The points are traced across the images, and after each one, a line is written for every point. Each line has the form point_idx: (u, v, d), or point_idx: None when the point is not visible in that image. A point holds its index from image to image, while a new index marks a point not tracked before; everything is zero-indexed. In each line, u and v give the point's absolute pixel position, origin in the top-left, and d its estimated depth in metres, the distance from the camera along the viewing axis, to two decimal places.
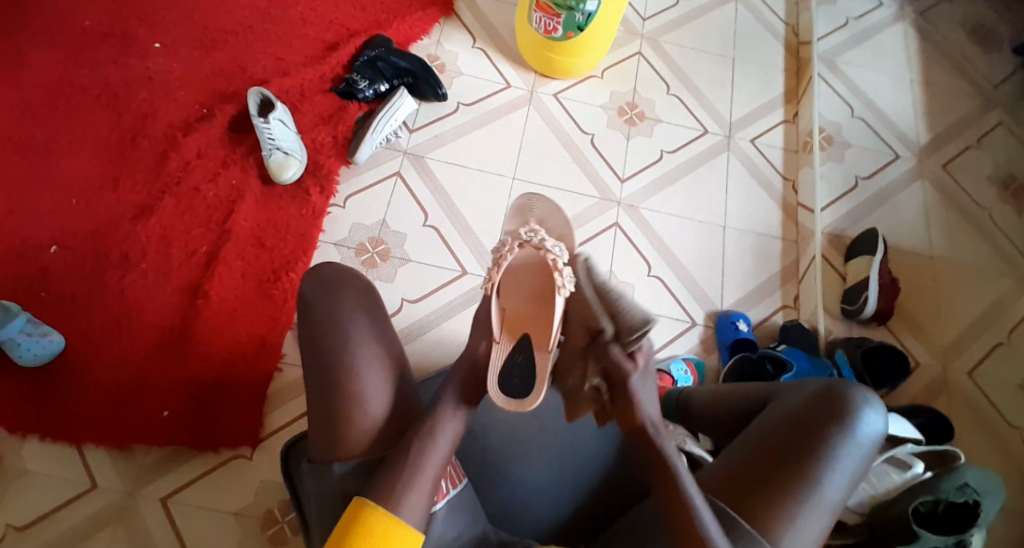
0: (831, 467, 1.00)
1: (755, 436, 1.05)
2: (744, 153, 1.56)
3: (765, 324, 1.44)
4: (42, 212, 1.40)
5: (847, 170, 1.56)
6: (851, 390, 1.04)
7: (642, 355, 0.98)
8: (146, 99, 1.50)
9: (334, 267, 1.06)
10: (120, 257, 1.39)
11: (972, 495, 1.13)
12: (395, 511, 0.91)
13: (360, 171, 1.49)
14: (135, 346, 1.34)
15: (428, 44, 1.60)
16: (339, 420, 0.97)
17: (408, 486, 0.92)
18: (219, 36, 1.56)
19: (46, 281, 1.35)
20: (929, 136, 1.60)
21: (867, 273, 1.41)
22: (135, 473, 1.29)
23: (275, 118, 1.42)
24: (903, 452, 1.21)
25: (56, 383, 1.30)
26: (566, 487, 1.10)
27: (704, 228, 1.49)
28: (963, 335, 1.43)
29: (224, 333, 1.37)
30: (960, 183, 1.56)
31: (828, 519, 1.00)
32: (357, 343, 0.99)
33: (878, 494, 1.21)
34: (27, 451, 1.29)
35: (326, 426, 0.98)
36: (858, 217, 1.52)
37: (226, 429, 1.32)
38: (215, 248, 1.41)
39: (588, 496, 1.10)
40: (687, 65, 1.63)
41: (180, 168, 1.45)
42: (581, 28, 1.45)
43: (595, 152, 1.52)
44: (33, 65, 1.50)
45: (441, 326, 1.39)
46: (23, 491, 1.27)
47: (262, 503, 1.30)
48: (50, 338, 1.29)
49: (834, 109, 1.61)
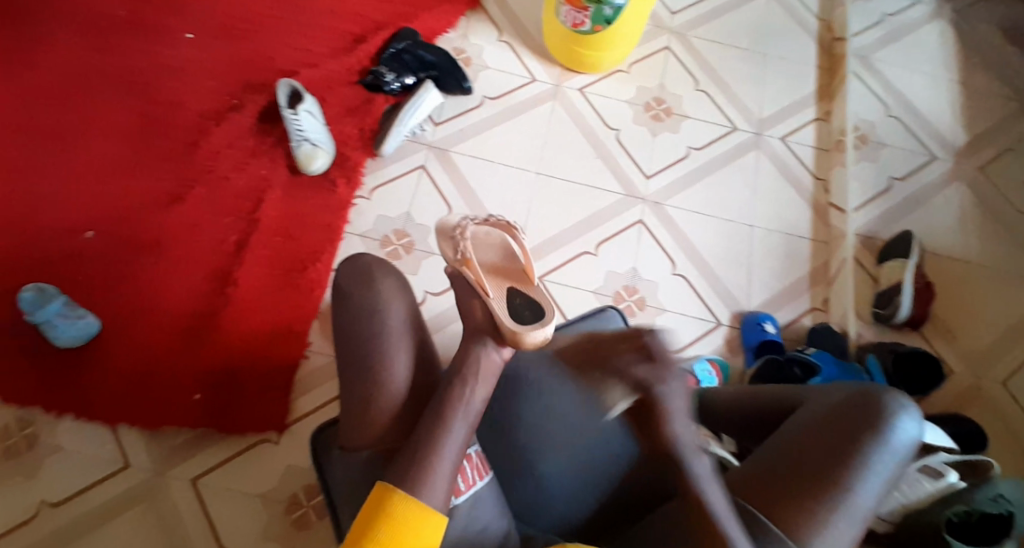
0: (864, 473, 0.98)
1: (783, 442, 1.03)
2: (773, 151, 1.53)
3: (792, 326, 1.41)
4: (79, 199, 1.44)
5: (881, 171, 1.52)
6: (885, 395, 1.02)
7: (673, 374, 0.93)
8: (179, 90, 1.53)
9: (369, 257, 1.07)
10: (153, 244, 1.42)
11: (1005, 507, 1.10)
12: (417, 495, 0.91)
13: (386, 163, 1.50)
14: (169, 331, 1.38)
15: (454, 37, 1.60)
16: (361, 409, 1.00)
17: (421, 479, 0.92)
18: (250, 28, 1.59)
19: (82, 266, 1.40)
20: (966, 137, 1.55)
21: (902, 277, 1.38)
22: (166, 454, 1.33)
23: (304, 110, 1.43)
24: (936, 461, 1.17)
25: (91, 365, 1.35)
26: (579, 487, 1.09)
27: (730, 227, 1.47)
28: (996, 343, 1.39)
29: (255, 322, 1.40)
30: (999, 186, 1.51)
31: (860, 527, 0.99)
32: (384, 334, 1.01)
33: (909, 503, 1.19)
34: (62, 430, 1.33)
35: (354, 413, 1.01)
36: (890, 219, 1.48)
37: (255, 415, 1.35)
38: (245, 237, 1.44)
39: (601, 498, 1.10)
40: (716, 61, 1.60)
41: (212, 158, 1.49)
42: (609, 22, 1.44)
43: (620, 148, 1.51)
44: (72, 55, 1.54)
45: (463, 319, 1.41)
46: (58, 469, 1.31)
47: (286, 487, 1.33)
48: (85, 320, 1.33)
49: (867, 107, 1.57)
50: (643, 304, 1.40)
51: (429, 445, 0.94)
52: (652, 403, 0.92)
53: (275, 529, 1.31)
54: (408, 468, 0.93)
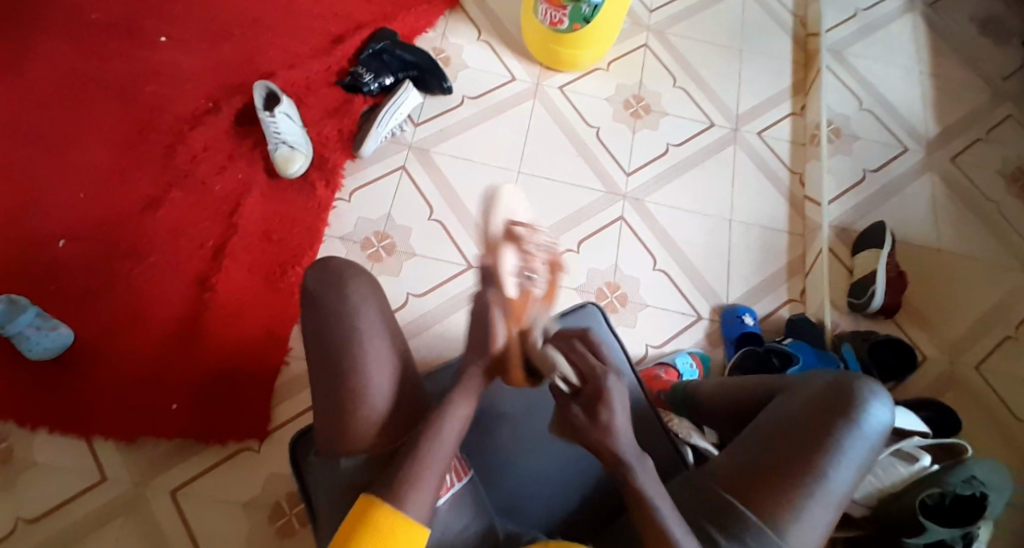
0: (837, 459, 1.00)
1: (758, 433, 1.05)
2: (751, 146, 1.55)
3: (771, 318, 1.43)
4: (50, 205, 1.40)
5: (856, 163, 1.55)
6: (857, 383, 1.04)
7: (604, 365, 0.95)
8: (153, 92, 1.50)
9: (342, 261, 1.07)
10: (128, 250, 1.39)
11: (978, 488, 1.14)
12: (402, 508, 0.89)
13: (365, 165, 1.49)
14: (144, 338, 1.35)
15: (433, 36, 1.60)
16: (345, 415, 0.98)
17: (413, 482, 0.90)
18: (225, 28, 1.56)
19: (54, 274, 1.36)
20: (937, 129, 1.59)
21: (875, 267, 1.41)
22: (145, 465, 1.31)
23: (281, 112, 1.42)
24: (909, 446, 1.19)
25: (66, 376, 1.32)
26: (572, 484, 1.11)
27: (710, 222, 1.48)
28: (970, 329, 1.42)
29: (231, 328, 1.37)
30: (969, 177, 1.55)
31: (834, 512, 1.00)
32: (364, 338, 0.99)
33: (884, 487, 1.21)
34: (37, 442, 1.30)
35: (337, 421, 0.98)
36: (865, 210, 1.51)
37: (233, 423, 1.33)
38: (223, 241, 1.42)
39: (591, 492, 1.10)
40: (695, 57, 1.62)
41: (187, 161, 1.46)
42: (587, 20, 1.45)
43: (600, 145, 1.52)
44: (41, 57, 1.50)
45: (447, 319, 1.40)
46: (33, 483, 1.28)
47: (270, 494, 1.31)
48: (60, 331, 1.30)
49: (842, 101, 1.60)
50: (626, 300, 1.41)
51: (415, 450, 0.93)
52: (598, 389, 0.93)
53: (260, 536, 1.29)
54: (393, 479, 0.91)
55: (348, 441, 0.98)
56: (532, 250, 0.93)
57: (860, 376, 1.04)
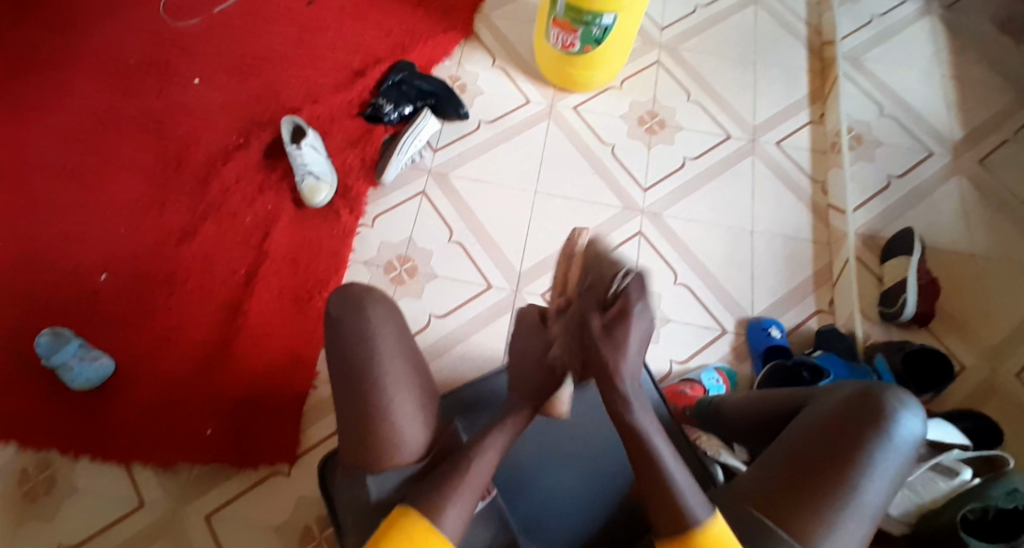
0: (870, 473, 0.96)
1: (790, 444, 1.01)
2: (770, 157, 1.54)
3: (800, 330, 1.40)
4: (92, 241, 1.47)
5: (879, 169, 1.52)
6: (888, 392, 1.00)
7: (619, 304, 0.98)
8: (187, 131, 1.57)
9: (362, 285, 1.08)
10: (164, 283, 1.45)
11: (1022, 501, 1.06)
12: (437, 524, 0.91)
13: (388, 191, 1.53)
14: (185, 365, 1.40)
15: (449, 65, 1.64)
16: (367, 432, 1.00)
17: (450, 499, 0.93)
18: (253, 67, 1.64)
19: (95, 306, 1.43)
20: (963, 132, 1.55)
21: (905, 275, 1.37)
22: (181, 489, 1.34)
23: (307, 145, 1.47)
24: (949, 459, 1.15)
25: (108, 404, 1.37)
26: (602, 496, 1.09)
27: (731, 233, 1.47)
28: (1009, 337, 1.37)
29: (266, 355, 1.41)
30: (999, 179, 1.50)
31: (868, 526, 0.97)
32: (386, 354, 1.02)
33: (924, 502, 1.17)
34: (80, 470, 1.35)
35: (357, 439, 1.01)
36: (891, 217, 1.47)
37: (268, 447, 1.36)
38: (253, 269, 1.47)
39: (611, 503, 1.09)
40: (708, 72, 1.62)
41: (220, 195, 1.52)
42: (598, 41, 1.47)
43: (616, 163, 1.53)
44: (83, 103, 1.59)
45: (468, 340, 1.42)
46: (77, 508, 1.33)
47: (299, 519, 1.33)
48: (100, 361, 1.36)
49: (860, 108, 1.58)
50: None
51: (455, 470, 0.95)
52: (624, 307, 0.98)
53: None
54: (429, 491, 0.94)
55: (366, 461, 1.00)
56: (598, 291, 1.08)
57: (892, 385, 1.01)
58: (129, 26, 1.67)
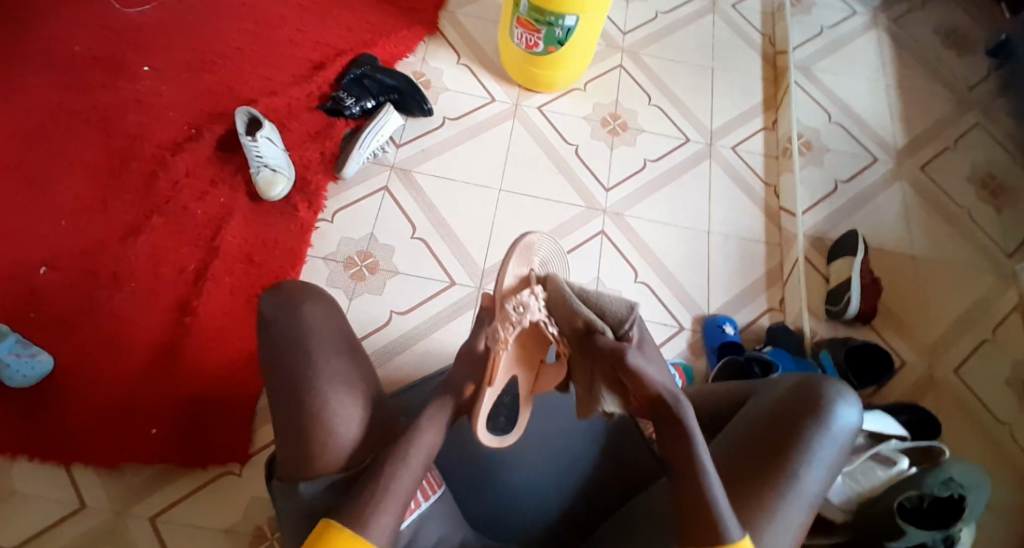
0: (807, 461, 1.00)
1: (735, 437, 1.05)
2: (725, 160, 1.59)
3: (751, 327, 1.45)
4: (32, 233, 1.40)
5: (828, 174, 1.59)
6: (825, 383, 1.04)
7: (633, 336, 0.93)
8: (135, 121, 1.52)
9: (299, 282, 1.06)
10: (110, 277, 1.39)
11: (956, 489, 1.12)
12: (362, 531, 0.88)
13: (348, 186, 1.51)
14: (124, 363, 1.34)
15: (413, 61, 1.63)
16: (311, 434, 0.97)
17: (378, 505, 0.90)
18: (208, 58, 1.59)
19: (35, 302, 1.36)
20: (906, 139, 1.64)
21: (849, 274, 1.43)
22: (124, 492, 1.29)
23: (263, 136, 1.44)
24: (887, 449, 1.22)
25: (46, 403, 1.30)
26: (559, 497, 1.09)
27: (689, 234, 1.51)
28: (947, 333, 1.45)
29: (211, 351, 1.37)
30: (938, 184, 1.59)
31: (808, 512, 1.00)
32: (323, 358, 0.99)
33: (863, 490, 1.22)
34: (16, 473, 1.28)
35: (306, 438, 0.97)
36: (838, 219, 1.54)
37: (213, 446, 1.31)
38: (204, 265, 1.42)
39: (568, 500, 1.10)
40: (667, 76, 1.66)
41: (170, 188, 1.47)
42: (562, 42, 1.49)
43: (580, 163, 1.55)
44: (23, 89, 1.51)
45: (429, 336, 1.41)
46: (10, 514, 1.25)
47: (251, 520, 1.29)
48: (38, 359, 1.29)
49: (812, 115, 1.65)
50: None
51: (381, 471, 0.92)
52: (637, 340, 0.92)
53: None
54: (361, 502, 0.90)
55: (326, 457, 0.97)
56: (522, 312, 0.94)
57: (829, 376, 1.04)
58: (74, 12, 1.60)
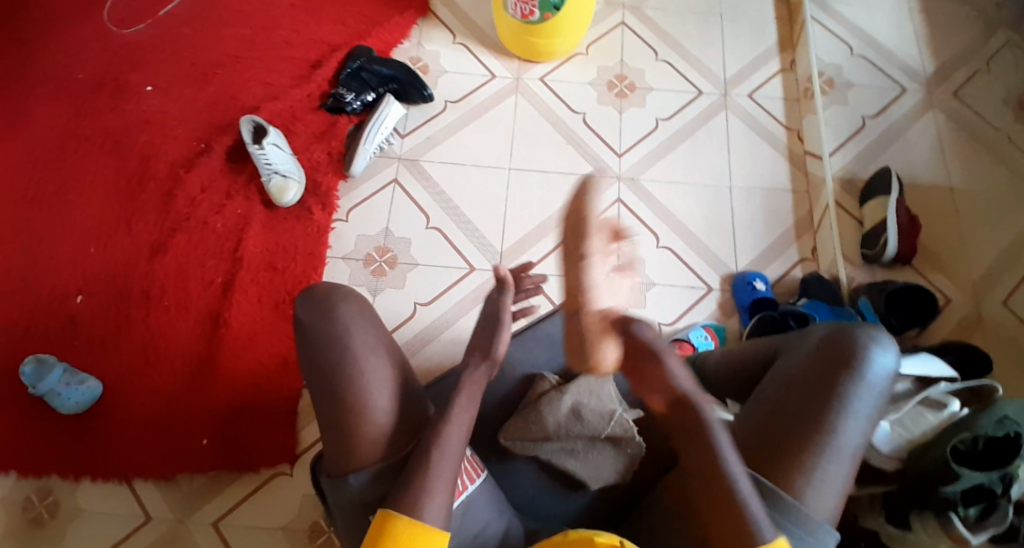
0: (843, 414, 0.91)
1: (768, 395, 0.97)
2: (743, 109, 1.52)
3: (784, 280, 1.39)
4: (65, 264, 1.45)
5: (853, 111, 1.50)
6: (856, 330, 0.94)
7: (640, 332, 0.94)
8: (147, 142, 1.54)
9: (330, 285, 1.04)
10: (143, 297, 1.43)
11: (1012, 428, 0.99)
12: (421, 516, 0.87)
13: (359, 182, 1.50)
14: (169, 378, 1.38)
15: (409, 47, 1.61)
16: (345, 438, 0.97)
17: (426, 490, 0.88)
18: (208, 70, 1.59)
19: (76, 329, 1.40)
20: (934, 65, 1.53)
21: (884, 215, 1.35)
22: (184, 501, 1.33)
23: (270, 143, 1.44)
24: (937, 392, 1.09)
25: (99, 426, 1.35)
26: None
27: (710, 191, 1.45)
28: (993, 267, 1.37)
29: (249, 359, 1.39)
30: (974, 108, 1.49)
31: (852, 466, 0.92)
32: (360, 358, 0.97)
33: (913, 438, 1.08)
34: (80, 493, 1.33)
35: (336, 444, 0.98)
36: (868, 157, 1.46)
37: (261, 450, 1.34)
38: (231, 276, 1.44)
39: None
40: (674, 30, 1.59)
41: (188, 204, 1.49)
42: (557, 7, 1.43)
43: (589, 131, 1.50)
44: (39, 124, 1.55)
45: (455, 324, 1.39)
46: (80, 532, 1.31)
47: (305, 516, 1.32)
48: (87, 384, 1.34)
49: (831, 50, 1.55)
50: None
51: (421, 459, 0.91)
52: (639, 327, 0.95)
53: None
54: (406, 487, 0.89)
55: (354, 461, 0.97)
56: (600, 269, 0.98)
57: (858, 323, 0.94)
58: (76, 42, 1.63)
